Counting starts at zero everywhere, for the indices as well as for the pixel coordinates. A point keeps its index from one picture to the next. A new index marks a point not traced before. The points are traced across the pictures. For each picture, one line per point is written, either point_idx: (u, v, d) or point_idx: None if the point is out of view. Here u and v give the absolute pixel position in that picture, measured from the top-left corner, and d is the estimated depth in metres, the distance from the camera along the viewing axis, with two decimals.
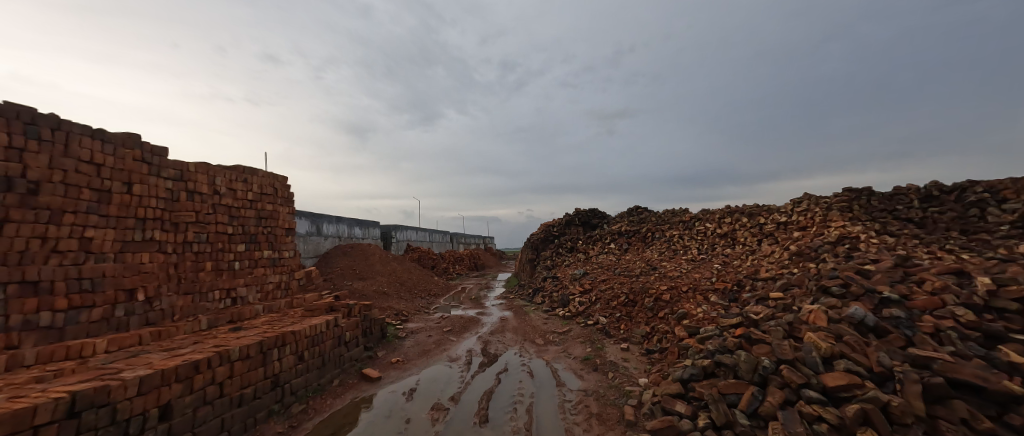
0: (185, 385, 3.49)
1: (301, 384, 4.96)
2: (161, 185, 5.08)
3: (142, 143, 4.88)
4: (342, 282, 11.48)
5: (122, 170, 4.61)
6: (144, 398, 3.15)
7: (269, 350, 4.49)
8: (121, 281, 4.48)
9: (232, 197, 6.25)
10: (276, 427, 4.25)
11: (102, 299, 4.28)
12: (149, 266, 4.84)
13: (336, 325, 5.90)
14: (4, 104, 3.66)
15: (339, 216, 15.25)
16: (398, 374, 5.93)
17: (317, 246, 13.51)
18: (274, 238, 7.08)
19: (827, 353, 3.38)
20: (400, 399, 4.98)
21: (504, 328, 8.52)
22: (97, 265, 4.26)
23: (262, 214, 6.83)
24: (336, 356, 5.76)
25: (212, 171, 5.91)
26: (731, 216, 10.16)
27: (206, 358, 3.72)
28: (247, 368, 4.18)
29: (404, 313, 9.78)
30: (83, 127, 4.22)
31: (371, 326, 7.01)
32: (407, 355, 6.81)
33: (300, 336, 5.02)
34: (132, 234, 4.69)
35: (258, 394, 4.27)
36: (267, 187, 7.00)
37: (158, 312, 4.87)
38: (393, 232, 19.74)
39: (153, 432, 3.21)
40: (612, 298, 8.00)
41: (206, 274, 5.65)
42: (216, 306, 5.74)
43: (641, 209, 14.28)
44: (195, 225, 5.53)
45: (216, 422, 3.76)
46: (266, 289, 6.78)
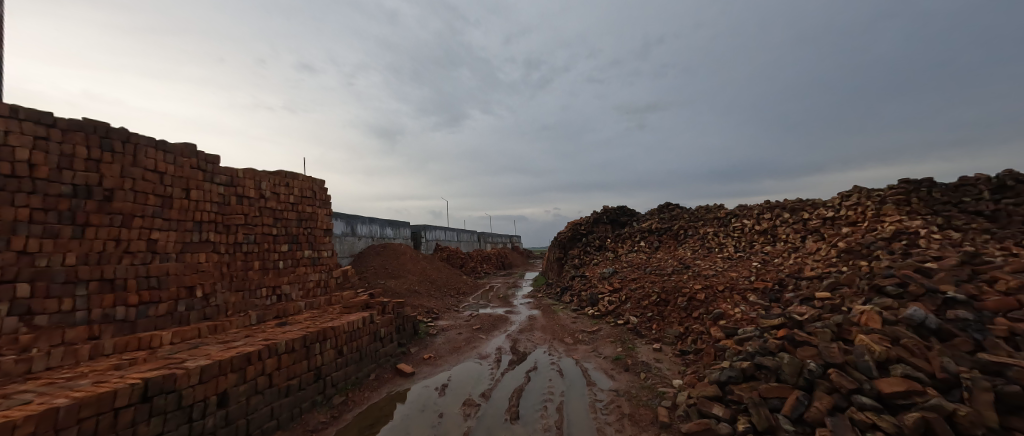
0: (239, 375, 3.77)
1: (341, 376, 5.22)
2: (214, 190, 5.51)
3: (198, 153, 5.30)
4: (376, 280, 11.94)
5: (181, 177, 5.03)
6: (205, 385, 3.44)
7: (311, 344, 4.76)
8: (183, 278, 4.90)
9: (276, 200, 6.67)
10: (319, 417, 4.50)
11: (167, 296, 4.70)
12: (206, 265, 5.26)
13: (372, 322, 6.14)
14: (84, 120, 4.09)
15: (371, 217, 15.86)
16: (430, 371, 6.08)
17: (352, 245, 14.15)
18: (314, 239, 7.48)
19: (882, 357, 3.15)
20: (433, 394, 5.13)
21: (533, 327, 8.53)
22: (162, 264, 4.69)
23: (303, 216, 7.24)
24: (372, 351, 6.02)
25: (258, 177, 6.33)
26: (770, 212, 9.64)
27: (257, 351, 4.00)
28: (293, 360, 4.45)
29: (435, 310, 10.03)
30: (148, 138, 4.64)
31: (404, 323, 7.24)
32: (438, 351, 6.98)
33: (340, 331, 5.28)
34: (191, 236, 5.11)
35: (303, 385, 4.54)
36: (307, 191, 7.40)
37: (214, 307, 5.29)
38: (422, 232, 20.27)
39: (213, 417, 3.50)
40: (643, 298, 7.82)
41: (254, 272, 6.06)
42: (264, 302, 6.15)
43: (672, 205, 13.82)
44: (244, 227, 5.95)
45: (267, 410, 4.04)
46: (307, 286, 7.19)
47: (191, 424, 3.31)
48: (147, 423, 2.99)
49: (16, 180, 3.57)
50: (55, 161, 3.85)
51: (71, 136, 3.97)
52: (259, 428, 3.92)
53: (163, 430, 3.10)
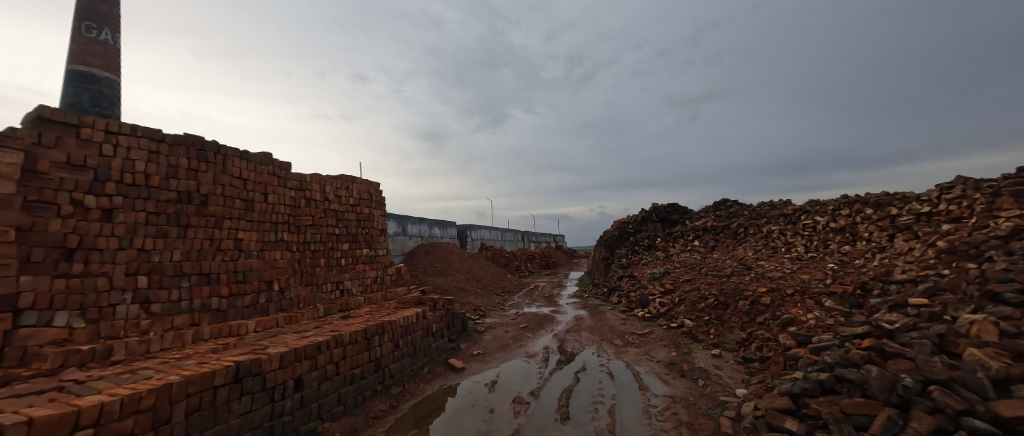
0: (311, 362, 4.14)
1: (398, 368, 5.52)
2: (287, 194, 6.09)
3: (274, 160, 5.89)
4: (426, 278, 12.48)
5: (260, 183, 5.63)
6: (283, 370, 3.82)
7: (372, 336, 5.10)
8: (263, 273, 5.48)
9: (338, 203, 7.21)
10: (379, 405, 4.81)
11: (251, 289, 5.28)
12: (282, 262, 5.84)
13: (425, 318, 6.42)
14: (186, 136, 4.73)
15: (420, 217, 16.59)
16: (480, 367, 6.22)
17: (403, 244, 14.93)
18: (371, 238, 7.98)
19: (1000, 375, 2.70)
20: (483, 390, 5.26)
21: (580, 327, 8.40)
22: (247, 260, 5.29)
23: (362, 217, 7.77)
24: (425, 346, 6.30)
25: (323, 181, 6.90)
26: (849, 207, 8.63)
27: (326, 341, 4.36)
28: (356, 351, 4.80)
29: (482, 308, 10.26)
30: (234, 149, 5.25)
31: (454, 319, 7.49)
32: (486, 348, 7.14)
33: (396, 325, 5.59)
34: (269, 235, 5.70)
35: (365, 374, 4.88)
36: (365, 193, 7.92)
37: (289, 300, 5.85)
38: (468, 231, 20.79)
39: (291, 399, 3.87)
40: (699, 300, 7.39)
41: (321, 269, 6.60)
42: (330, 296, 6.69)
43: (729, 201, 12.89)
44: (312, 227, 6.52)
45: (335, 396, 4.39)
46: (366, 282, 7.71)
47: (273, 404, 3.69)
48: (238, 401, 3.38)
49: (136, 189, 4.22)
50: (164, 171, 4.48)
51: (175, 150, 4.59)
52: (329, 412, 4.27)
53: (251, 408, 3.49)
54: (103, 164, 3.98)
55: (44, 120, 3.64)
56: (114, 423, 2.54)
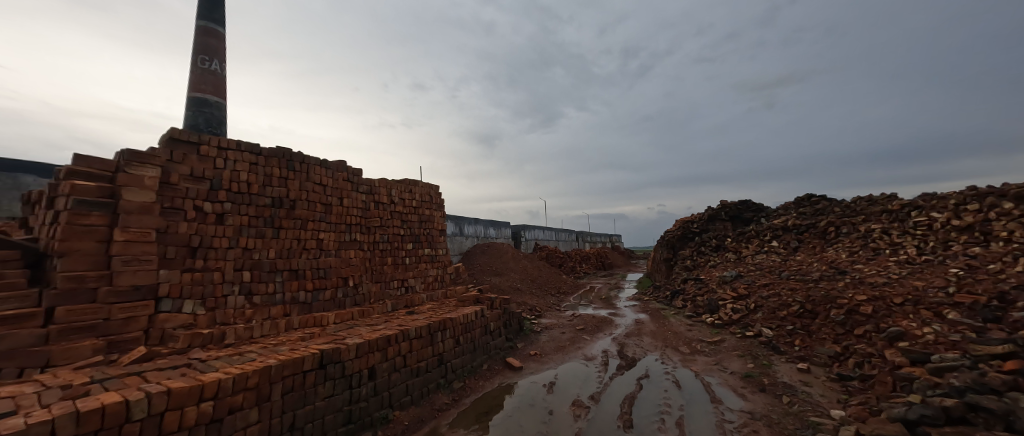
0: (382, 354, 4.46)
1: (459, 364, 5.73)
2: (359, 198, 6.64)
3: (347, 167, 6.47)
4: (483, 277, 12.82)
5: (336, 188, 6.21)
6: (359, 360, 4.16)
7: (435, 331, 5.35)
8: (340, 270, 6.03)
9: (402, 205, 7.70)
10: (443, 399, 5.03)
11: (330, 284, 5.84)
12: (356, 260, 6.37)
13: (483, 316, 6.59)
14: (278, 149, 5.38)
15: (476, 217, 17.11)
16: (537, 367, 6.22)
17: (460, 244, 15.52)
18: (432, 238, 8.39)
19: None
20: (541, 390, 5.24)
21: (640, 332, 8.02)
22: (327, 258, 5.86)
23: (423, 218, 8.20)
24: (484, 343, 6.45)
25: (389, 185, 7.41)
26: (978, 201, 7.17)
27: (394, 334, 4.67)
28: (421, 345, 5.07)
29: (538, 308, 10.26)
30: (315, 159, 5.87)
31: (511, 319, 7.58)
32: (543, 349, 7.12)
33: (456, 322, 5.81)
34: (344, 236, 6.26)
35: (429, 368, 5.14)
36: (426, 195, 8.36)
37: (362, 295, 6.36)
38: (522, 231, 20.96)
39: (366, 387, 4.20)
40: (780, 307, 6.65)
41: (388, 267, 7.09)
42: (396, 293, 7.15)
43: (815, 197, 11.41)
44: (380, 228, 7.03)
45: (403, 386, 4.67)
46: (429, 280, 8.12)
47: (351, 390, 4.04)
48: (323, 385, 3.75)
49: (240, 196, 4.89)
50: (261, 180, 5.14)
51: (269, 161, 5.25)
52: (398, 401, 4.56)
53: (333, 392, 3.84)
54: (216, 176, 4.68)
55: (174, 140, 4.39)
56: (227, 396, 2.98)
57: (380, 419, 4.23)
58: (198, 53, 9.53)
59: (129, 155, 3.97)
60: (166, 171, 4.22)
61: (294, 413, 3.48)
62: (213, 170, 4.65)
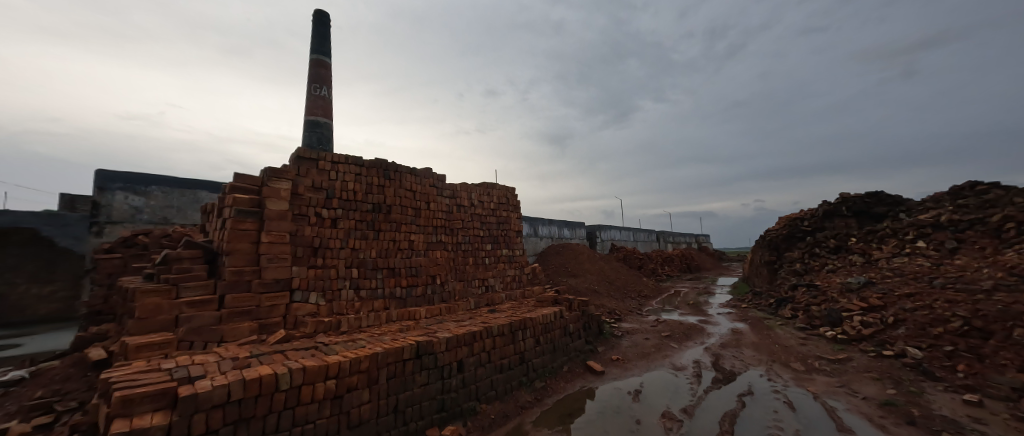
0: (468, 349, 4.71)
1: (540, 363, 5.78)
2: (443, 202, 7.13)
3: (433, 174, 7.00)
4: (558, 278, 12.77)
5: (424, 193, 6.76)
6: (449, 352, 4.46)
7: (516, 330, 5.48)
8: (428, 269, 6.54)
9: (481, 207, 8.05)
10: (526, 396, 5.13)
11: (421, 282, 6.36)
12: (442, 259, 6.84)
13: (562, 317, 6.56)
14: (376, 160, 6.06)
15: (550, 218, 17.13)
16: (620, 373, 5.96)
17: (535, 245, 15.68)
18: (509, 239, 8.62)
19: None
20: (627, 397, 5.02)
21: (738, 343, 7.18)
22: (417, 257, 6.40)
23: (501, 219, 8.47)
24: (564, 345, 6.42)
25: (469, 189, 7.82)
26: None
27: (479, 331, 4.91)
28: (503, 343, 5.24)
29: (617, 312, 9.85)
30: (406, 168, 6.48)
31: (590, 321, 7.41)
32: (626, 354, 6.81)
33: (536, 322, 5.88)
34: (431, 237, 6.78)
35: (512, 365, 5.28)
36: (503, 198, 8.62)
37: (448, 292, 6.80)
38: (598, 232, 20.32)
39: (455, 378, 4.48)
40: (932, 323, 5.38)
41: (470, 266, 7.47)
42: (478, 291, 7.49)
43: (981, 185, 8.99)
44: (462, 230, 7.45)
45: (489, 381, 4.88)
46: (508, 280, 8.35)
47: (443, 380, 4.34)
48: (419, 374, 4.10)
49: (348, 203, 5.61)
50: (364, 188, 5.84)
51: (370, 171, 5.95)
52: (484, 395, 4.78)
53: (427, 381, 4.17)
54: (330, 186, 5.45)
55: (299, 158, 5.24)
56: (346, 376, 3.44)
57: (469, 410, 4.46)
58: (312, 83, 11.23)
59: (270, 172, 4.86)
60: (294, 184, 5.06)
61: (397, 397, 3.86)
62: (328, 182, 5.43)
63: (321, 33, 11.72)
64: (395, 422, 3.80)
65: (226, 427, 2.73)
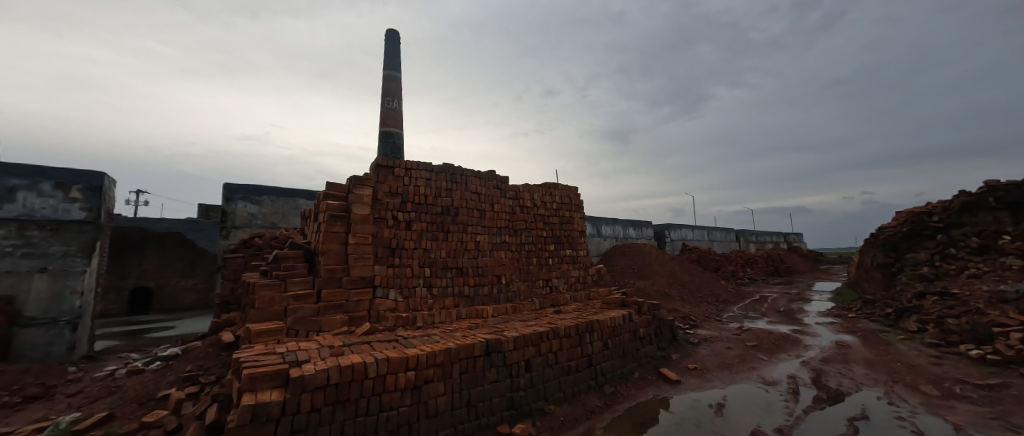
0: (535, 349, 4.73)
1: (609, 368, 5.59)
2: (507, 203, 7.27)
3: (497, 176, 7.18)
4: (625, 280, 12.24)
5: (488, 195, 6.96)
6: (516, 352, 4.51)
7: (583, 332, 5.37)
8: (494, 269, 6.71)
9: (544, 207, 8.04)
10: (595, 401, 4.98)
11: (487, 281, 6.55)
12: (506, 260, 6.97)
13: (631, 321, 6.27)
14: (444, 165, 6.40)
15: (614, 217, 16.52)
16: (698, 384, 5.51)
17: (598, 245, 15.24)
18: (572, 239, 8.47)
19: None
20: (708, 411, 4.61)
21: (845, 358, 6.20)
22: (483, 258, 6.59)
23: (564, 220, 8.37)
24: (634, 350, 6.13)
25: (531, 190, 7.87)
26: None
27: (546, 331, 4.90)
28: (570, 344, 5.17)
29: (692, 317, 9.13)
30: (471, 171, 6.74)
31: (662, 326, 6.97)
32: (704, 364, 6.28)
33: (604, 325, 5.70)
34: (496, 238, 6.94)
35: (579, 368, 5.18)
36: (565, 197, 8.51)
37: (513, 292, 6.90)
38: (666, 231, 19.06)
39: (523, 378, 4.52)
40: None
41: (534, 267, 7.49)
42: (542, 292, 7.47)
43: None
44: (525, 231, 7.51)
45: (556, 383, 4.84)
46: (572, 281, 8.20)
47: (512, 379, 4.42)
48: (489, 371, 4.22)
49: (421, 206, 6.00)
50: (434, 192, 6.20)
51: (439, 176, 6.30)
52: (552, 396, 4.75)
53: (497, 379, 4.28)
54: (405, 191, 5.88)
55: (378, 166, 5.74)
56: (423, 369, 3.67)
57: (538, 410, 4.47)
58: (386, 97, 12.25)
59: (355, 181, 5.41)
60: (375, 190, 5.56)
61: (470, 392, 4.02)
62: (403, 187, 5.87)
63: (392, 51, 12.72)
64: (468, 416, 3.96)
65: (326, 407, 3.08)
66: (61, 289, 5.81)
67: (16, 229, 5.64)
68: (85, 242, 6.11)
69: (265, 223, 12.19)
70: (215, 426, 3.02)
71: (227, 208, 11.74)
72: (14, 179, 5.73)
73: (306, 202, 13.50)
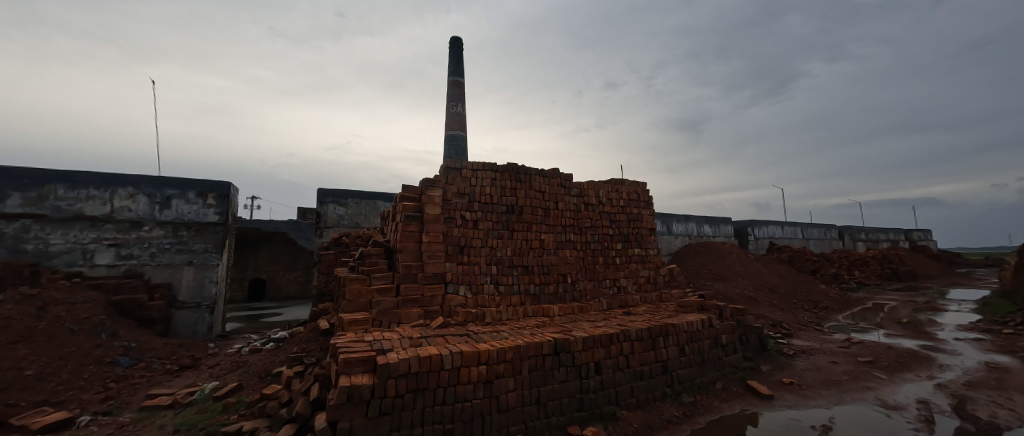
0: (605, 351, 4.57)
1: (687, 376, 5.20)
2: (571, 201, 7.14)
3: (560, 174, 7.10)
4: (701, 281, 11.30)
5: (552, 194, 6.91)
6: (585, 352, 4.41)
7: (657, 336, 5.07)
8: (559, 267, 6.64)
9: (610, 205, 7.74)
10: (672, 410, 4.64)
11: (552, 280, 6.50)
12: (572, 258, 6.85)
13: (711, 326, 5.76)
14: (508, 165, 6.51)
15: (687, 214, 15.33)
16: (797, 401, 4.85)
17: (669, 244, 14.29)
18: (641, 237, 8.03)
19: None
20: (810, 432, 4.04)
21: (1000, 384, 4.99)
22: (547, 256, 6.57)
23: (631, 217, 7.98)
24: (715, 358, 5.63)
25: (597, 187, 7.63)
26: None
27: (616, 333, 4.72)
28: (643, 348, 4.91)
29: (784, 326, 8.10)
30: (534, 170, 6.76)
31: (748, 334, 6.29)
32: (803, 379, 5.51)
33: (680, 329, 5.31)
34: (561, 236, 6.87)
35: (653, 374, 4.90)
36: (633, 193, 8.11)
37: (579, 291, 6.75)
38: (749, 228, 17.17)
39: (593, 380, 4.40)
40: None
41: (600, 266, 7.25)
42: (609, 292, 7.20)
43: None
44: (591, 229, 7.31)
45: (628, 387, 4.64)
46: (642, 281, 7.78)
47: (581, 380, 4.33)
48: (558, 370, 4.18)
49: (487, 205, 6.17)
50: (499, 191, 6.33)
51: (504, 175, 6.42)
52: (625, 401, 4.56)
53: (566, 378, 4.23)
54: (472, 191, 6.10)
55: (447, 168, 6.04)
56: (494, 364, 3.77)
57: (610, 414, 4.31)
58: (450, 102, 12.84)
59: (426, 183, 5.76)
60: (445, 191, 5.85)
61: (539, 390, 4.03)
62: (470, 187, 6.10)
63: (455, 57, 13.28)
64: (538, 413, 3.97)
65: (408, 394, 3.32)
66: (202, 279, 7.10)
67: (172, 229, 7.03)
68: (217, 241, 7.39)
69: (350, 223, 13.59)
70: (318, 403, 3.43)
71: (320, 211, 13.31)
72: (169, 190, 7.13)
73: (383, 204, 14.72)
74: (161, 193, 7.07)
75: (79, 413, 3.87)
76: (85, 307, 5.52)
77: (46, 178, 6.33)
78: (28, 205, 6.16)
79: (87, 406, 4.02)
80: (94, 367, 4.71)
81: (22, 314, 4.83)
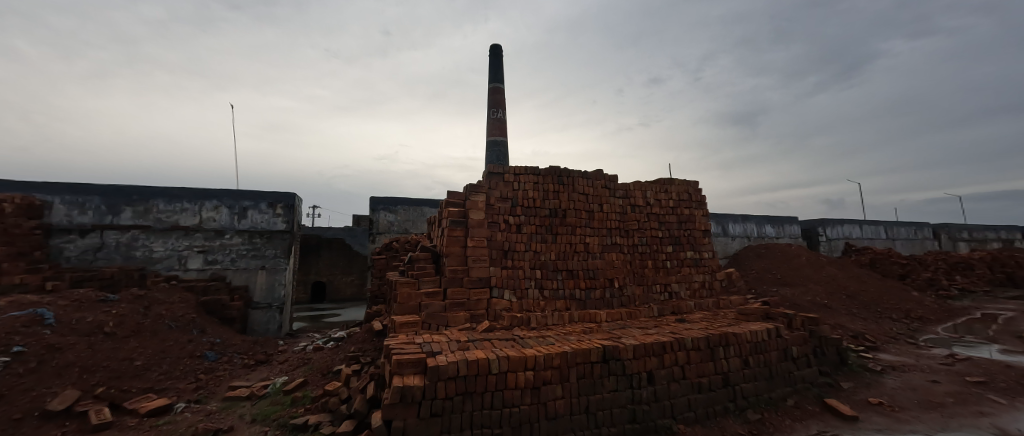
0: (658, 360, 4.33)
1: (751, 390, 4.77)
2: (616, 203, 6.91)
3: (604, 175, 6.91)
4: (764, 287, 10.38)
5: (596, 195, 6.74)
6: (636, 361, 4.21)
7: (715, 346, 4.71)
8: (606, 272, 6.43)
9: (658, 206, 7.37)
10: (735, 426, 4.28)
11: (599, 285, 6.31)
12: (618, 262, 6.62)
13: (779, 337, 5.26)
14: (551, 168, 6.45)
15: (744, 214, 14.21)
16: (888, 425, 4.25)
17: (725, 246, 13.34)
18: (694, 240, 7.56)
19: None
20: None
21: None
22: (593, 260, 6.40)
23: (683, 218, 7.54)
24: (784, 372, 5.12)
25: (644, 187, 7.31)
26: None
27: (669, 342, 4.44)
28: (700, 359, 4.59)
29: (868, 338, 7.16)
30: (577, 172, 6.65)
31: (823, 346, 5.65)
32: (894, 399, 4.83)
33: (742, 340, 4.89)
34: (606, 240, 6.65)
35: (713, 386, 4.56)
36: (683, 193, 7.67)
37: (628, 297, 6.49)
38: (819, 228, 15.54)
39: (646, 390, 4.18)
40: None
41: (649, 270, 6.91)
42: (660, 297, 6.83)
43: None
44: (638, 231, 7.01)
45: (685, 400, 4.35)
46: (696, 287, 7.29)
47: (633, 389, 4.14)
48: (608, 379, 4.03)
49: (530, 209, 6.15)
50: (542, 195, 6.29)
51: (546, 178, 6.38)
52: (682, 414, 4.28)
53: (617, 388, 4.06)
54: (515, 196, 6.12)
55: (490, 174, 6.13)
56: (542, 370, 3.72)
57: (665, 428, 4.08)
58: (492, 108, 13.06)
59: (470, 188, 5.89)
60: (488, 196, 5.94)
61: (589, 399, 3.90)
62: (512, 192, 6.12)
63: (495, 64, 13.50)
64: (589, 423, 3.84)
65: (457, 396, 3.38)
66: (273, 281, 7.81)
67: (248, 237, 7.83)
68: (285, 246, 8.09)
69: (399, 229, 14.30)
70: (374, 401, 3.60)
71: (373, 218, 14.11)
72: (246, 202, 7.94)
73: (430, 211, 15.28)
74: (238, 205, 7.88)
75: (176, 400, 4.41)
76: (180, 306, 6.30)
77: (150, 194, 7.36)
78: (137, 217, 7.18)
79: (183, 394, 4.57)
80: (188, 360, 5.35)
81: (133, 312, 5.63)
